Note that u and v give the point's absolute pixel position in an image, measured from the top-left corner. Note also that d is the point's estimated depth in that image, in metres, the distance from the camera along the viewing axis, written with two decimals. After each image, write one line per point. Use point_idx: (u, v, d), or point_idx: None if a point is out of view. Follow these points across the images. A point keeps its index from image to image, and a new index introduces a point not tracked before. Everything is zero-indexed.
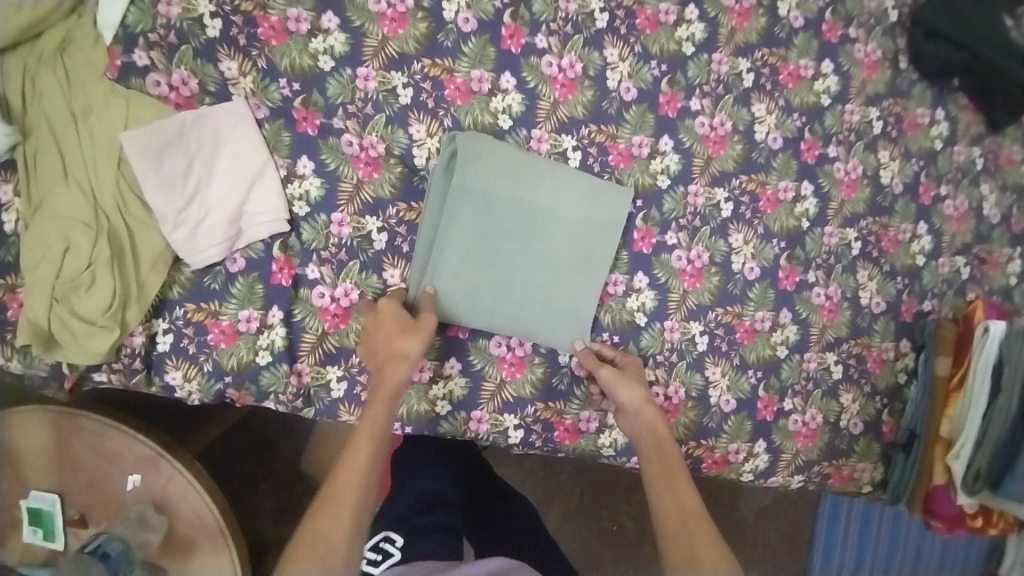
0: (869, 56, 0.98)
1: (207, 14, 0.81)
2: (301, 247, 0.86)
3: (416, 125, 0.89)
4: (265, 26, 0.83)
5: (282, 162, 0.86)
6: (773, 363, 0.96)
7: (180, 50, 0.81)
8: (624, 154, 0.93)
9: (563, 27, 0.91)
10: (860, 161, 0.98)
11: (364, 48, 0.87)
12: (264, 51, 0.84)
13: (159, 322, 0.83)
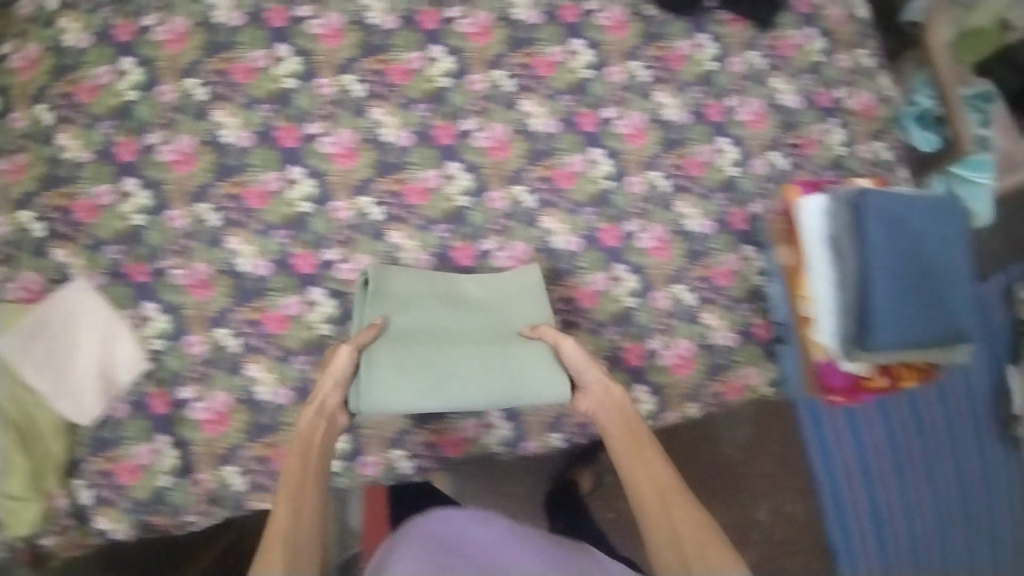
0: (614, 18, 1.07)
1: (30, 221, 0.99)
2: (168, 375, 0.98)
3: (232, 240, 1.00)
4: (80, 210, 0.99)
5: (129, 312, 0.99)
6: (623, 316, 1.02)
7: (19, 258, 0.98)
8: (419, 191, 1.03)
9: (330, 108, 1.03)
10: (641, 111, 1.06)
11: (166, 194, 1.00)
12: (86, 230, 0.99)
13: (75, 481, 0.96)
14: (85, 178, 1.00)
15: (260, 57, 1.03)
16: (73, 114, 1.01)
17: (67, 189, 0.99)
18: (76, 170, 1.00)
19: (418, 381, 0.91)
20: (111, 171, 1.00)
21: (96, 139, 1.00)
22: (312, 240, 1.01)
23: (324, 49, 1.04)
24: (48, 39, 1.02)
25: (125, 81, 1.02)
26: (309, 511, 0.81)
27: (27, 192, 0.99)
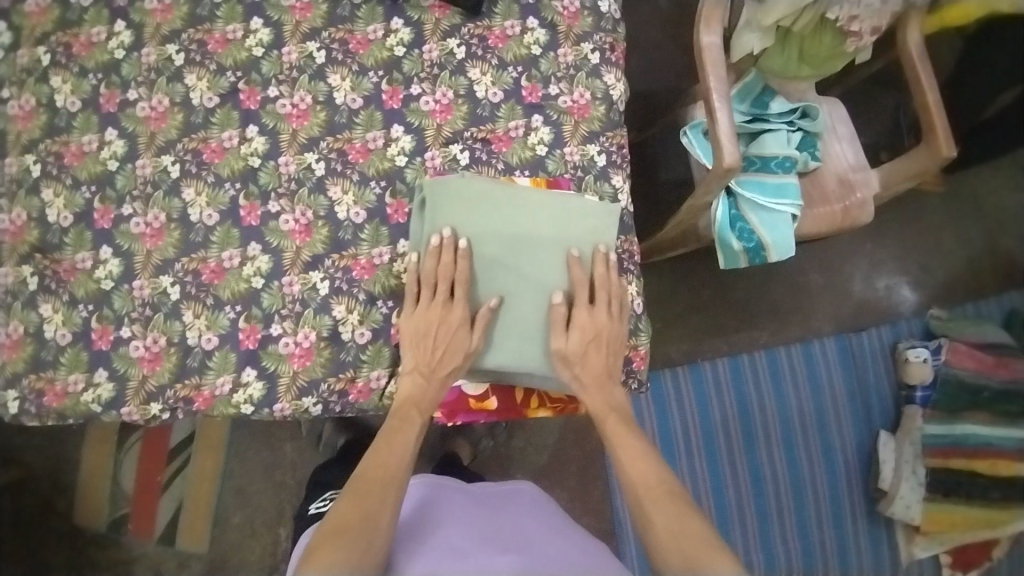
0: (567, 9, 1.12)
1: (41, 53, 1.05)
2: (222, 240, 1.01)
3: (333, 76, 1.06)
4: (76, 44, 1.05)
5: (148, 280, 1.00)
6: (586, 163, 1.08)
7: (17, 195, 1.03)
8: (444, 107, 1.07)
9: (432, 71, 1.08)
10: (615, 41, 1.14)
11: (284, 33, 1.07)
12: (77, 61, 1.05)
13: (98, 374, 0.99)
14: (86, 21, 1.06)
15: (377, 30, 1.08)
16: (65, 61, 1.05)
17: (55, 7, 1.06)
18: (69, 116, 1.04)
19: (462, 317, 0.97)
20: (107, 14, 1.06)
21: (223, 85, 1.05)
22: (406, 190, 1.04)
23: (432, 18, 1.09)
24: (43, 94, 1.05)
25: (254, 39, 1.06)
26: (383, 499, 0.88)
27: (43, 30, 1.06)
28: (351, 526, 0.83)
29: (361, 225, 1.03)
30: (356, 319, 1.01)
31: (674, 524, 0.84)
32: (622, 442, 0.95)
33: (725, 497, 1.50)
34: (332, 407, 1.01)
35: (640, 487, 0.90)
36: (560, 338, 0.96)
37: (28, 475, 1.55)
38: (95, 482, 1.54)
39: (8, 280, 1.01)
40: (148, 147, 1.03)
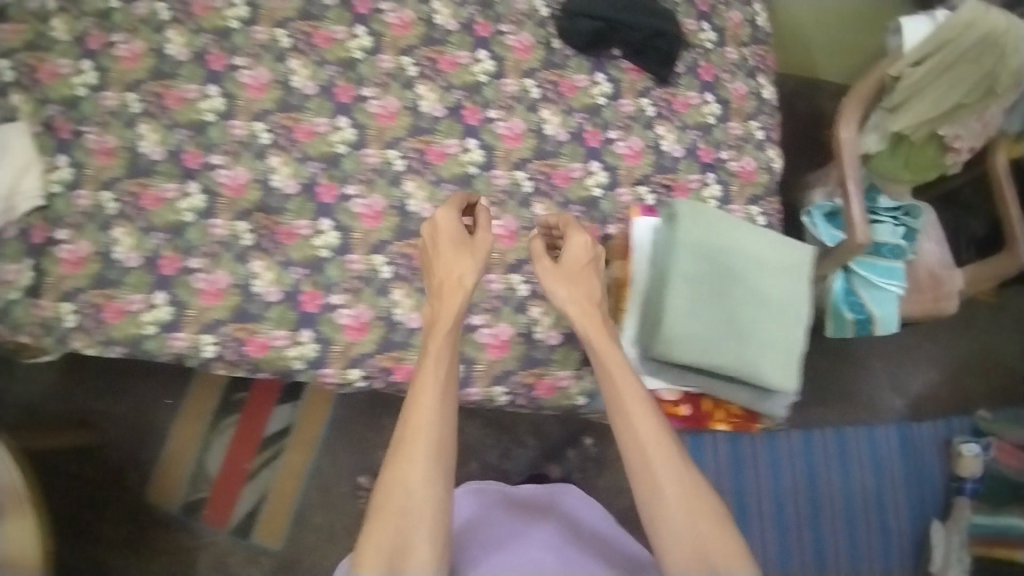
0: (739, 90, 1.32)
1: (282, 37, 1.16)
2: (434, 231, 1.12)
3: (544, 110, 1.21)
4: (319, 38, 1.17)
5: (363, 254, 1.09)
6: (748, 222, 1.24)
7: (242, 155, 1.09)
8: (635, 152, 1.22)
9: (627, 121, 1.24)
10: (773, 125, 1.33)
11: (506, 67, 1.22)
12: (319, 53, 1.16)
13: (303, 334, 1.04)
14: (329, 20, 1.18)
15: (583, 79, 1.25)
16: (306, 50, 1.16)
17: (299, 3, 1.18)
18: (304, 98, 1.14)
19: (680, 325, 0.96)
20: (350, 19, 1.19)
21: (450, 100, 1.18)
22: (600, 217, 1.17)
23: (629, 78, 1.27)
24: (280, 73, 1.14)
25: (480, 67, 1.21)
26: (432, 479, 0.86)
27: (287, 18, 1.17)
28: (389, 507, 0.83)
29: None
30: (549, 322, 1.13)
31: (683, 486, 0.85)
32: (627, 399, 0.90)
33: (790, 561, 1.59)
34: (517, 398, 1.12)
35: (641, 449, 0.87)
36: (542, 263, 1.02)
37: (103, 441, 1.50)
38: (178, 458, 1.53)
39: (222, 232, 1.06)
40: (375, 139, 1.14)
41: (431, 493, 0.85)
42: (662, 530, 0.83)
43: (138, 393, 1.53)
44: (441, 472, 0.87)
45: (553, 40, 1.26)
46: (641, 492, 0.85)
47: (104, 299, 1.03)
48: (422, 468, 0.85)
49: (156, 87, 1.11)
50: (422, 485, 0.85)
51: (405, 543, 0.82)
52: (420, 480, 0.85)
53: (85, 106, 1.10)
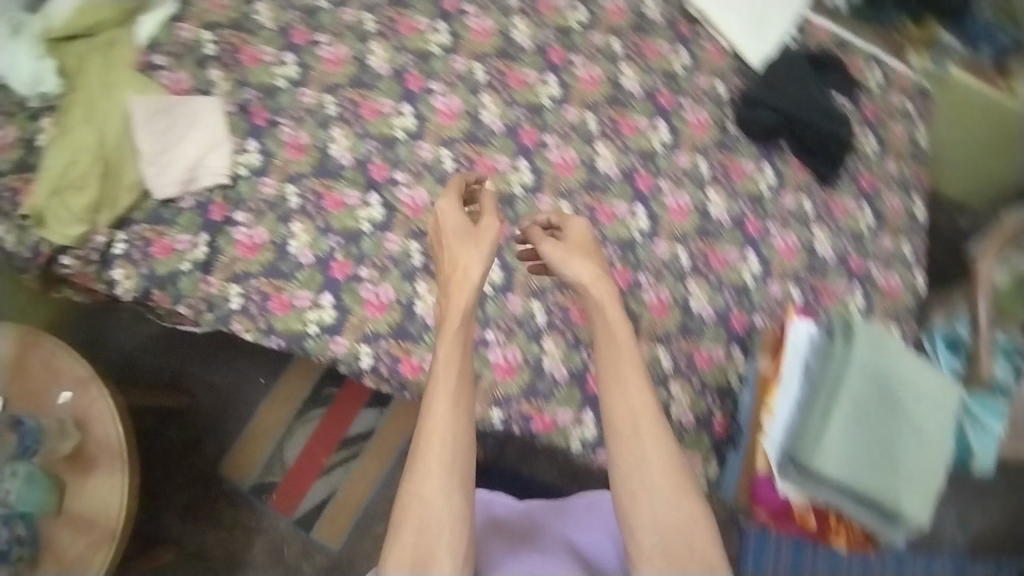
0: (895, 207, 1.34)
1: (477, 70, 1.19)
2: None
3: (712, 190, 1.21)
4: (512, 78, 1.19)
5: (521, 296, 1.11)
6: None
7: (424, 177, 1.13)
8: (790, 249, 1.22)
9: (787, 218, 1.24)
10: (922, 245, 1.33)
11: (682, 138, 1.22)
12: (510, 92, 1.19)
13: None
14: (524, 62, 1.21)
15: (750, 164, 1.24)
16: (499, 88, 1.18)
17: (499, 40, 1.21)
18: (490, 134, 1.17)
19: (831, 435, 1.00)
20: (543, 65, 1.21)
21: (626, 163, 1.19)
22: (749, 306, 1.18)
23: (793, 174, 1.26)
24: (471, 105, 1.17)
25: (657, 135, 1.21)
26: (438, 465, 0.83)
27: (486, 53, 1.20)
28: (408, 518, 0.81)
29: (708, 321, 1.15)
30: (685, 401, 1.12)
31: (674, 495, 0.84)
32: (622, 402, 0.89)
33: None
34: None
35: (633, 434, 0.87)
36: (547, 243, 0.99)
37: (191, 406, 1.54)
38: (257, 440, 1.54)
39: (393, 248, 1.09)
40: (551, 187, 1.16)
41: (451, 502, 0.82)
42: (638, 511, 0.83)
43: (234, 366, 1.57)
44: (459, 480, 0.84)
45: (729, 124, 1.26)
46: (627, 492, 0.84)
47: (272, 289, 1.05)
48: (436, 477, 0.82)
49: (354, 95, 1.15)
50: (438, 491, 0.82)
51: (427, 548, 0.80)
52: (434, 486, 0.82)
53: (281, 97, 1.13)
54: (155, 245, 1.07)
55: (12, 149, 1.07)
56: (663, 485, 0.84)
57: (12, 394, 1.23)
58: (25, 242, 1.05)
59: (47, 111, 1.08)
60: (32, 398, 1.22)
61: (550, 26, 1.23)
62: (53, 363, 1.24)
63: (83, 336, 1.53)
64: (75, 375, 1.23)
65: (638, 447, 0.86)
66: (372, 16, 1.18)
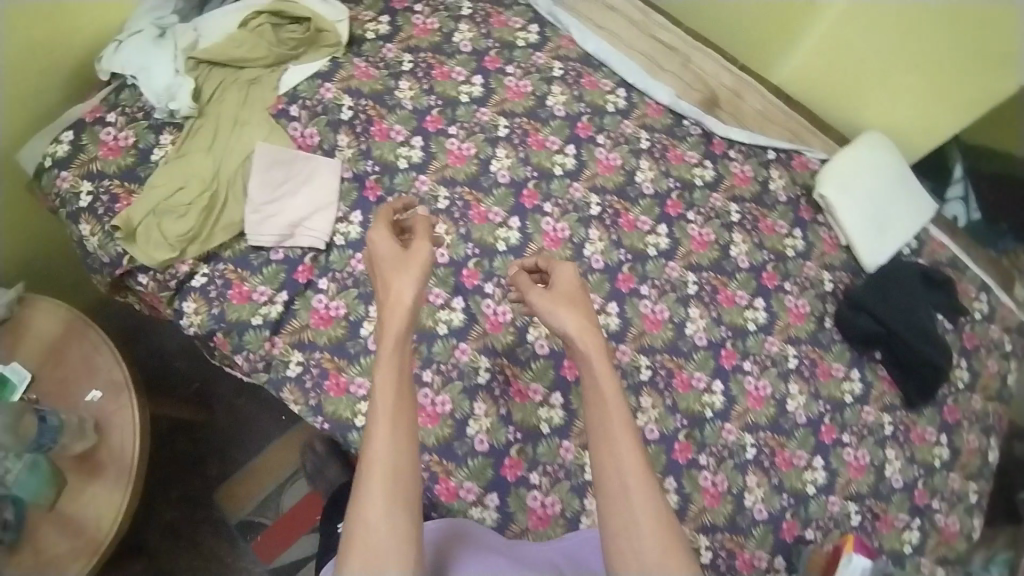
0: (970, 446, 1.21)
1: (592, 202, 1.18)
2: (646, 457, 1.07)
3: (794, 384, 1.15)
4: (624, 219, 1.18)
5: (576, 446, 1.06)
6: None
7: (512, 295, 1.10)
8: (858, 467, 1.15)
9: (863, 430, 1.16)
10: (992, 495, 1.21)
11: (777, 323, 1.17)
12: (618, 232, 1.17)
13: (489, 496, 1.02)
14: (640, 206, 1.19)
15: (840, 369, 1.18)
16: (609, 226, 1.17)
17: (620, 177, 1.20)
18: (588, 269, 1.14)
19: None
20: (657, 214, 1.19)
21: (715, 334, 1.14)
22: (804, 516, 1.11)
23: (880, 387, 1.19)
24: (577, 236, 1.15)
25: (751, 313, 1.16)
26: (392, 473, 0.77)
27: (604, 187, 1.19)
28: (352, 551, 0.74)
29: (759, 521, 1.08)
30: None
31: (657, 529, 0.77)
32: (607, 455, 0.81)
33: None
34: None
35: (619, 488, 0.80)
36: (534, 290, 0.94)
37: (207, 422, 1.51)
38: (261, 475, 1.49)
39: (464, 359, 1.06)
40: (634, 339, 1.12)
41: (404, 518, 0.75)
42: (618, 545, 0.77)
43: (261, 397, 1.54)
44: (404, 505, 0.76)
45: (827, 319, 1.20)
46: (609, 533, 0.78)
47: (332, 367, 1.02)
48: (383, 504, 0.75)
49: (468, 194, 1.15)
50: (382, 517, 0.75)
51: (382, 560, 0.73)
52: (378, 511, 0.75)
53: (398, 178, 1.13)
54: (232, 289, 1.04)
55: (125, 155, 1.04)
56: (642, 518, 0.78)
57: (43, 377, 1.18)
58: (108, 251, 1.01)
59: (170, 127, 1.06)
60: (61, 388, 1.17)
61: (674, 175, 1.22)
62: (93, 359, 1.19)
63: (119, 326, 1.51)
64: (109, 376, 1.18)
65: (609, 479, 0.80)
66: (506, 122, 1.20)
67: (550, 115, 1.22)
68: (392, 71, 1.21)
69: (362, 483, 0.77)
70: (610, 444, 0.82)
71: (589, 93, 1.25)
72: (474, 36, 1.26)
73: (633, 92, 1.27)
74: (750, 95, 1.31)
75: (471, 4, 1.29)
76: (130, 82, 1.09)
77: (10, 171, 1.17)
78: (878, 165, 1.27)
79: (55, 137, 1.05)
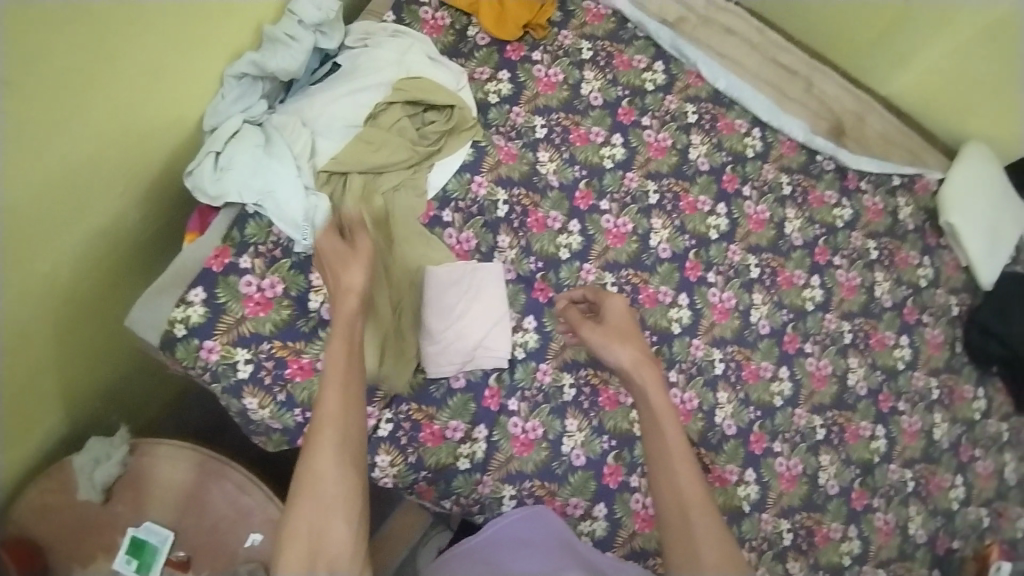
0: None
1: (750, 264, 1.14)
2: (830, 512, 1.11)
3: (938, 412, 1.22)
4: (781, 277, 1.15)
5: (772, 517, 1.08)
6: None
7: (696, 379, 1.07)
8: (988, 474, 1.25)
9: (989, 441, 1.26)
10: None
11: (920, 357, 1.22)
12: (778, 292, 1.15)
13: None
14: (793, 260, 1.17)
15: (969, 390, 1.26)
16: (769, 287, 1.14)
17: (770, 231, 1.16)
18: (758, 336, 1.12)
19: None
20: (809, 264, 1.18)
21: (873, 380, 1.18)
22: (954, 531, 1.20)
23: (999, 398, 1.29)
24: (743, 303, 1.12)
25: (899, 351, 1.21)
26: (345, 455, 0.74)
27: (759, 245, 1.15)
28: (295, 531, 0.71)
29: (921, 544, 1.17)
30: None
31: (715, 531, 0.75)
32: (665, 483, 0.78)
33: None
34: None
35: (680, 511, 0.76)
36: (588, 327, 0.92)
37: None
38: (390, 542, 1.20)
39: None
40: (806, 400, 1.13)
41: (342, 489, 0.73)
42: (674, 548, 0.75)
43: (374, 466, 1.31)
44: (352, 469, 0.74)
45: (956, 343, 1.27)
46: (675, 548, 0.75)
47: (546, 493, 0.98)
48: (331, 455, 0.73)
49: (634, 277, 1.08)
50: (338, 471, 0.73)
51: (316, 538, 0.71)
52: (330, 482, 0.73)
53: (563, 272, 1.04)
54: (423, 432, 0.94)
55: (278, 308, 0.90)
56: (679, 502, 0.77)
57: (186, 530, 1.01)
58: (284, 421, 0.88)
59: (322, 262, 0.94)
60: (212, 539, 1.01)
61: (816, 220, 1.20)
62: (240, 501, 1.02)
63: (205, 417, 1.28)
64: (266, 515, 1.02)
65: (654, 483, 0.80)
66: (655, 186, 1.12)
67: (696, 171, 1.15)
68: (527, 141, 1.08)
69: (308, 471, 0.72)
70: (665, 466, 0.79)
71: (727, 138, 1.18)
72: (602, 85, 1.15)
73: (767, 130, 1.22)
74: (871, 117, 1.30)
75: (589, 44, 1.17)
76: (252, 210, 0.93)
77: (101, 308, 0.99)
78: (990, 179, 1.30)
79: (181, 296, 0.87)
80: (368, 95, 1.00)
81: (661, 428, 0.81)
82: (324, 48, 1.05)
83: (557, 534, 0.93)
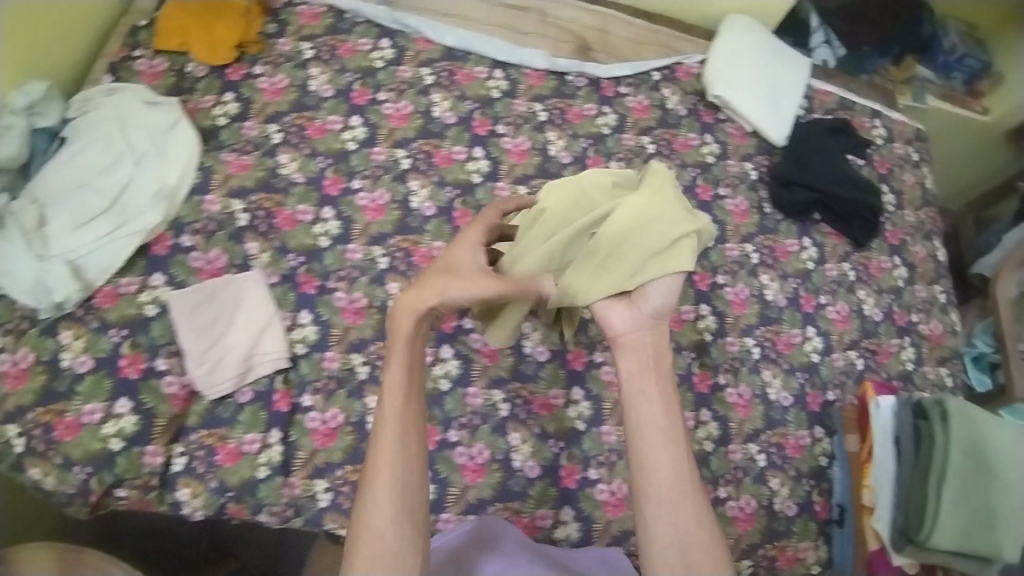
0: (921, 255, 1.35)
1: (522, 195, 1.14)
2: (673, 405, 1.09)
3: (765, 275, 1.21)
4: None
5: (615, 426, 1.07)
6: (941, 387, 1.26)
7: None
8: (842, 317, 1.24)
9: (833, 287, 1.25)
10: (947, 287, 1.35)
11: (726, 229, 1.22)
12: None
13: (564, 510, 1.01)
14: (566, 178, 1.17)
15: (793, 244, 1.25)
16: None
17: (535, 157, 1.17)
18: None
19: (959, 514, 0.96)
20: None
21: None
22: (821, 383, 1.18)
23: (831, 243, 1.28)
24: None
25: None
26: (411, 496, 0.68)
27: (526, 174, 1.16)
28: (357, 561, 0.64)
29: (788, 406, 1.15)
30: (786, 493, 1.11)
31: (694, 518, 0.66)
32: (640, 466, 0.68)
33: None
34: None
35: (668, 494, 0.67)
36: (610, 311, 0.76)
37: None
38: None
39: (480, 402, 1.03)
40: None
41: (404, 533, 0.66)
42: (650, 532, 0.66)
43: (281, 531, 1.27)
44: (413, 513, 0.67)
45: (765, 205, 1.26)
46: (658, 533, 0.66)
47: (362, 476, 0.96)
48: (391, 513, 0.66)
49: (404, 242, 1.08)
50: (395, 534, 0.66)
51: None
52: (383, 519, 0.66)
53: (327, 258, 1.05)
54: (219, 453, 0.94)
55: (33, 376, 0.92)
56: (665, 487, 0.67)
57: None
58: (65, 483, 0.89)
59: (68, 321, 0.95)
60: None
61: (580, 133, 1.21)
62: None
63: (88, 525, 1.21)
64: None
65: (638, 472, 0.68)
66: (404, 152, 1.13)
67: (444, 126, 1.16)
68: (264, 150, 1.10)
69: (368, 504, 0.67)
70: (661, 449, 0.68)
71: (469, 87, 1.20)
72: (330, 77, 1.17)
73: (509, 67, 1.23)
74: (613, 27, 1.31)
75: (310, 43, 1.19)
76: None
77: None
78: (749, 44, 1.32)
79: None
80: (87, 152, 1.01)
81: (639, 399, 0.71)
82: (46, 127, 1.06)
83: (510, 534, 0.92)
